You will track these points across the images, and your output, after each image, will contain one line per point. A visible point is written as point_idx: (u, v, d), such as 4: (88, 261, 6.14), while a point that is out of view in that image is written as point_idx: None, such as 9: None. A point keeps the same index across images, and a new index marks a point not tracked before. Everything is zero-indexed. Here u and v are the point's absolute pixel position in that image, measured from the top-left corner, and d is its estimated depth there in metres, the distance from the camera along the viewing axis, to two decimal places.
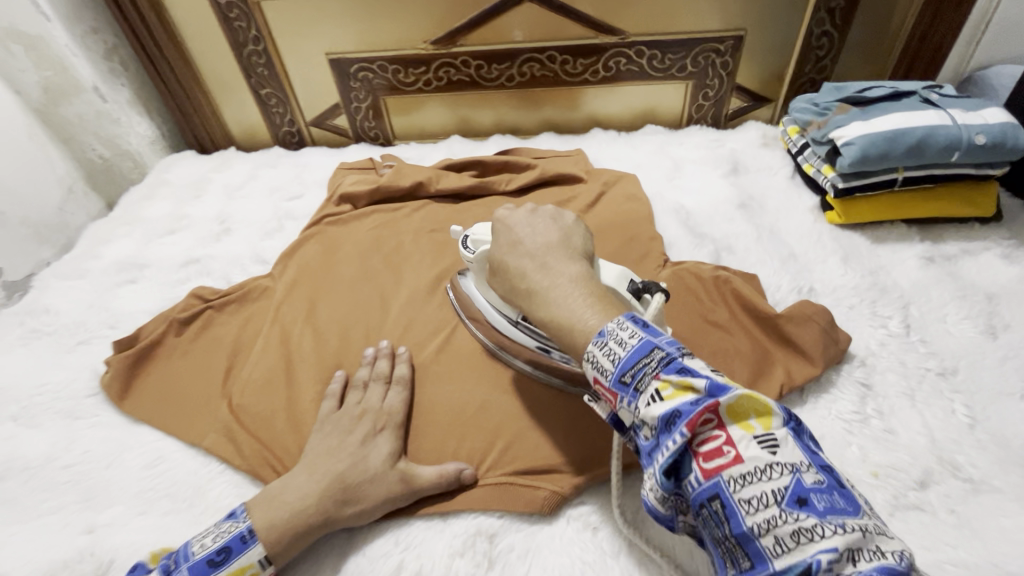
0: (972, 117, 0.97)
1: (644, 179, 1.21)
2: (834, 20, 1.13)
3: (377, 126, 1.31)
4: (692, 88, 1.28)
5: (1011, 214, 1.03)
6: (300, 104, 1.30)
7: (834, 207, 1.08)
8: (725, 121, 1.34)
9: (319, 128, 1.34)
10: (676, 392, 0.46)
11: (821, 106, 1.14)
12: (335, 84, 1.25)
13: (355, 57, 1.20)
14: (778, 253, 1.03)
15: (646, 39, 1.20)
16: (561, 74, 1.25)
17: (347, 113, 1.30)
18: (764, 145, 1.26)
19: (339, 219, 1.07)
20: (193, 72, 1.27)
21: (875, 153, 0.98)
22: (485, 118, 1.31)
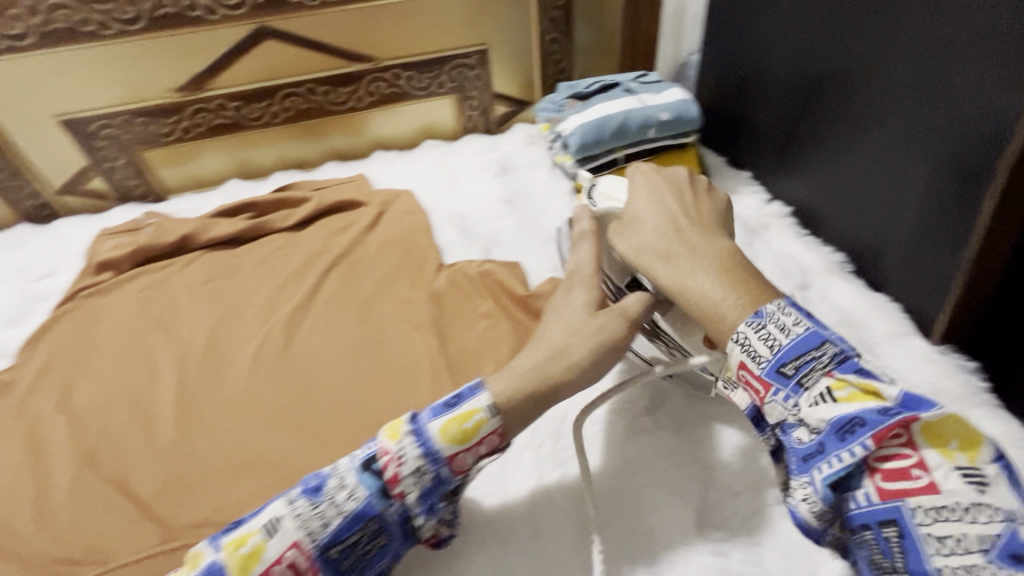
0: (660, 96, 0.94)
1: (420, 193, 1.08)
2: (559, 27, 1.16)
3: (144, 182, 1.13)
4: (458, 101, 1.20)
5: (718, 168, 1.04)
6: (38, 175, 1.07)
7: (578, 192, 0.99)
8: (497, 126, 1.27)
9: (75, 195, 1.11)
10: (445, 439, 0.53)
11: (558, 102, 1.06)
12: (80, 147, 1.06)
13: (96, 115, 1.03)
14: (537, 237, 0.94)
15: (399, 61, 1.11)
16: (328, 105, 1.13)
17: (99, 172, 1.10)
18: (529, 143, 1.20)
19: (95, 285, 0.90)
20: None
21: (589, 140, 0.91)
22: (264, 155, 1.17)
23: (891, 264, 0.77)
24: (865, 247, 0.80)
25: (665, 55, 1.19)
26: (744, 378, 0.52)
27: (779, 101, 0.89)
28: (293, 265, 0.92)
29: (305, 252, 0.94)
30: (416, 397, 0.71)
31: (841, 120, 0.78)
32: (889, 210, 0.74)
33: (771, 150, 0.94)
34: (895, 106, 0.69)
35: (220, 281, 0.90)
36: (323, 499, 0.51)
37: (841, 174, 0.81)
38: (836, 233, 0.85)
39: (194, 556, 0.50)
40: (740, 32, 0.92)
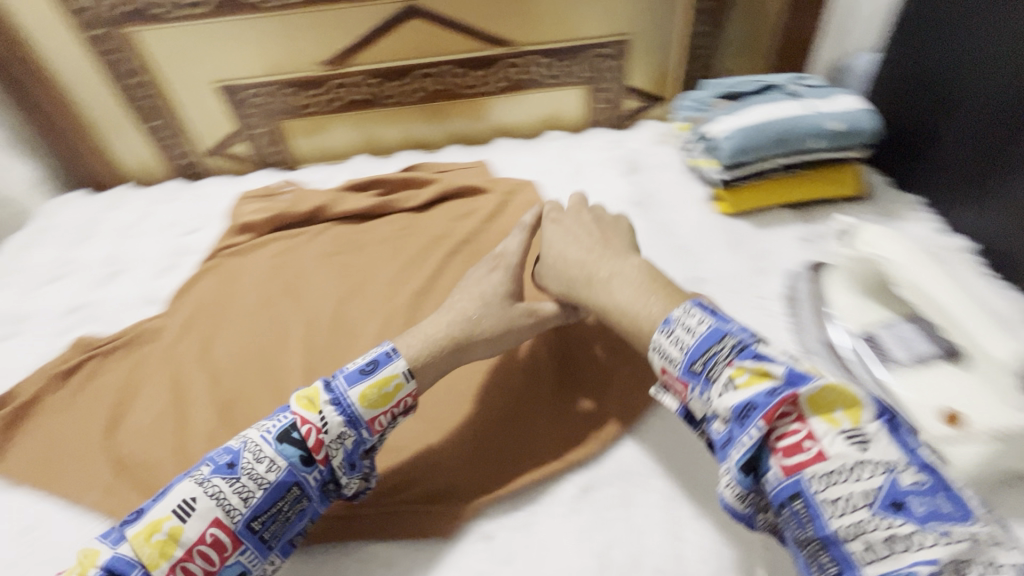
0: (828, 105, 0.85)
1: (544, 185, 1.04)
2: (710, 19, 1.07)
3: (280, 150, 1.19)
4: (589, 94, 1.16)
5: (879, 188, 0.93)
6: (195, 135, 1.15)
7: (723, 197, 0.92)
8: (625, 121, 1.21)
9: (218, 158, 1.19)
10: (749, 378, 0.47)
11: (702, 102, 0.99)
12: (229, 112, 1.12)
13: (248, 83, 1.08)
14: (669, 245, 0.88)
15: (537, 47, 1.08)
16: (460, 88, 1.12)
17: (245, 138, 1.16)
18: (659, 143, 1.13)
19: (239, 250, 0.94)
20: (75, 114, 1.11)
21: (750, 144, 0.84)
22: (393, 135, 1.19)
23: None
24: None
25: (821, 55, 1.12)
26: (671, 381, 0.52)
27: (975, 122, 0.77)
28: (414, 246, 0.92)
29: (427, 234, 0.94)
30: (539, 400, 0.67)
31: None
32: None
33: (955, 175, 0.82)
34: None
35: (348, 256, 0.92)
36: (364, 380, 0.57)
37: None
38: None
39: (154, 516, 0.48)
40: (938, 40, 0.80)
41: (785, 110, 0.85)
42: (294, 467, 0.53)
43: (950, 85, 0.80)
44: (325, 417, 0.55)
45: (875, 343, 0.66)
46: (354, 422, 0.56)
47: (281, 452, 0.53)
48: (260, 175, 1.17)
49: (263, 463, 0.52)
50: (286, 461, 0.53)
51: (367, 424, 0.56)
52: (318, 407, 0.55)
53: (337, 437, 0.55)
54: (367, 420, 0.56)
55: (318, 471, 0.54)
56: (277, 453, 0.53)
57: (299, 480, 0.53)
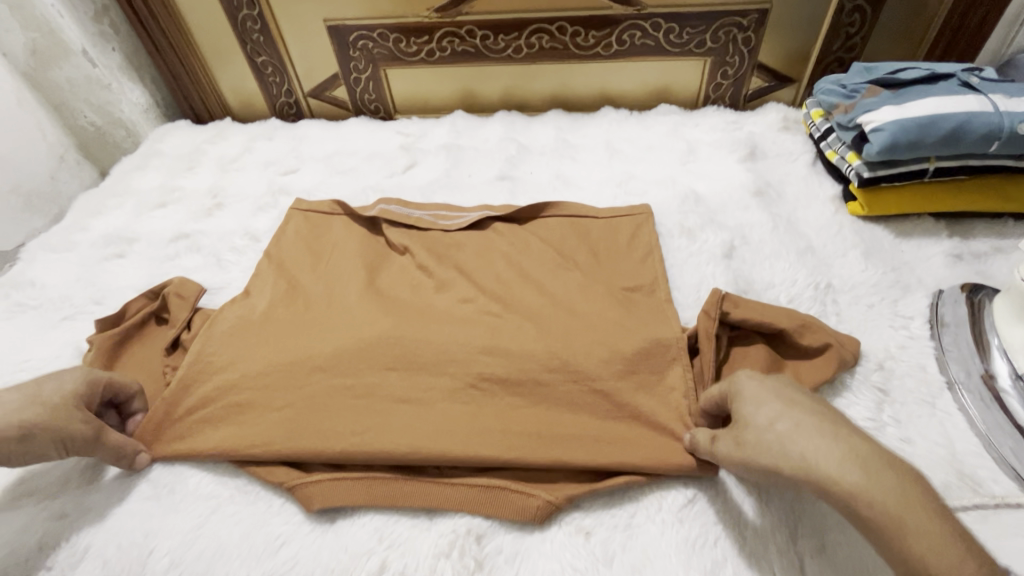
0: (1014, 104, 0.72)
1: (654, 163, 0.97)
2: None
3: (378, 98, 1.16)
4: (710, 66, 1.06)
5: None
6: (298, 73, 1.14)
7: (856, 197, 0.83)
8: (744, 103, 1.12)
9: (318, 100, 1.18)
10: None
11: (849, 87, 0.87)
12: (334, 53, 1.10)
13: (356, 25, 1.05)
14: (794, 244, 0.80)
15: (665, 10, 0.98)
16: (572, 48, 1.05)
17: (345, 83, 1.14)
18: (783, 128, 1.02)
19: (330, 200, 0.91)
20: (186, 42, 1.11)
21: (906, 141, 0.72)
22: (492, 92, 1.14)
23: None
24: None
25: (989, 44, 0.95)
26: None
27: None
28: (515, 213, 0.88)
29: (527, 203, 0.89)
30: (645, 393, 0.62)
31: None
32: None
33: None
34: None
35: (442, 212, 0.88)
36: None
37: None
38: None
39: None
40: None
41: (962, 105, 0.72)
42: None
43: None
44: None
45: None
46: None
47: None
48: (357, 122, 1.15)
49: None
50: None
51: None
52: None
53: None
54: None
55: None
56: None
57: None
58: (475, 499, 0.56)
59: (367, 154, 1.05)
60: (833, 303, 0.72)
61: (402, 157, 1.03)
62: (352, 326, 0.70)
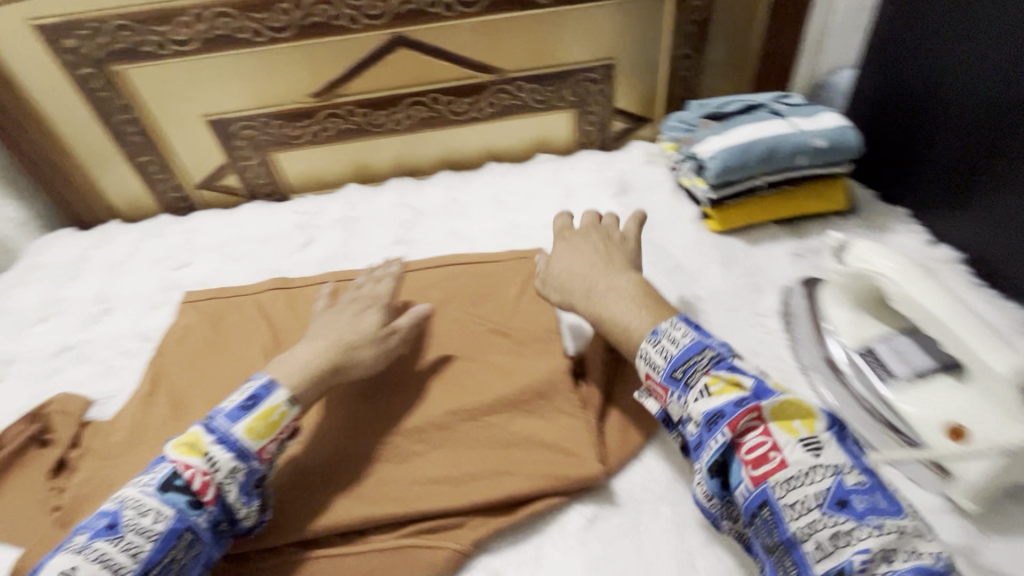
0: (810, 123, 0.86)
1: (537, 208, 1.05)
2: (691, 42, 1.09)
3: (270, 181, 1.18)
4: (577, 116, 1.17)
5: (867, 203, 0.94)
6: (185, 168, 1.15)
7: (710, 215, 0.93)
8: (613, 144, 1.23)
9: (209, 190, 1.19)
10: (722, 388, 0.52)
11: (688, 123, 1.00)
12: (219, 145, 1.12)
13: (237, 116, 1.08)
14: (664, 265, 0.89)
15: (524, 73, 1.09)
16: (448, 115, 1.13)
17: (234, 171, 1.16)
18: (648, 162, 1.14)
19: (226, 292, 0.92)
20: (60, 151, 1.10)
21: (733, 165, 0.84)
22: (383, 161, 1.19)
23: None
24: None
25: (803, 70, 1.17)
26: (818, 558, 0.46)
27: (957, 139, 0.80)
28: (410, 275, 0.92)
29: (421, 263, 0.93)
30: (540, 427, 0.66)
31: None
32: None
33: (943, 184, 0.84)
34: None
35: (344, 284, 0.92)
36: (246, 415, 0.57)
37: None
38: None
39: (194, 431, 0.56)
40: (912, 52, 0.83)
41: (772, 129, 0.85)
42: (181, 512, 0.51)
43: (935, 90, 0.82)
44: (212, 456, 0.54)
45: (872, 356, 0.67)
46: (241, 455, 0.55)
47: (164, 501, 0.51)
48: (251, 207, 1.16)
49: (148, 515, 0.50)
50: (173, 508, 0.51)
51: (256, 454, 0.56)
52: (201, 450, 0.54)
53: (227, 472, 0.54)
54: (255, 450, 0.56)
55: (206, 513, 0.53)
56: (161, 503, 0.51)
57: (188, 524, 0.51)
58: (384, 562, 0.57)
59: (263, 238, 1.06)
60: (701, 313, 0.80)
61: (299, 237, 1.05)
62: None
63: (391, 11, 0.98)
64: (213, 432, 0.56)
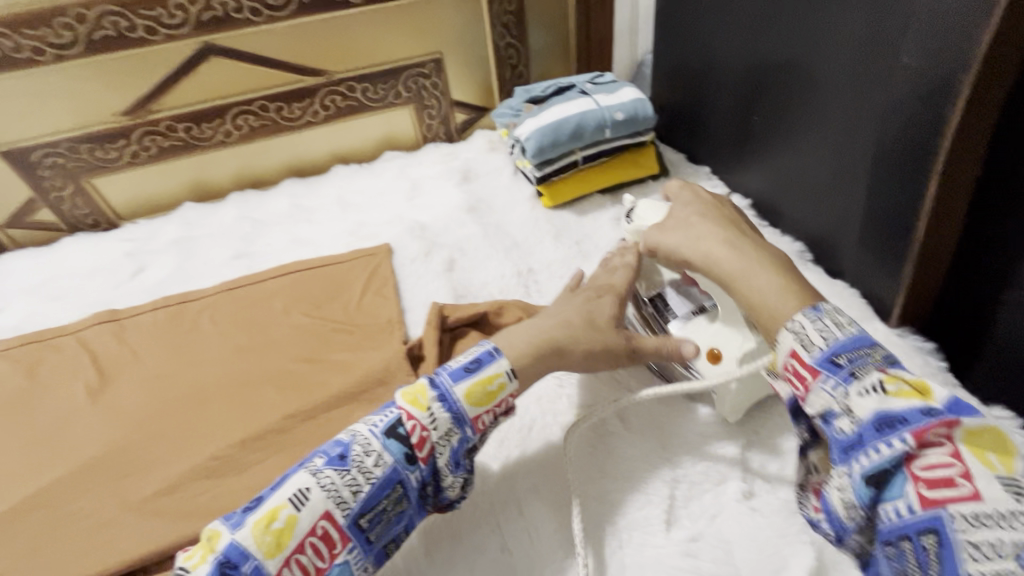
0: (611, 98, 0.94)
1: (384, 205, 1.07)
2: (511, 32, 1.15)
3: (92, 210, 1.09)
4: (416, 111, 1.19)
5: (676, 165, 1.07)
6: None
7: (542, 193, 1.00)
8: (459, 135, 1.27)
9: (19, 228, 1.07)
10: (904, 389, 0.39)
11: (515, 107, 1.06)
12: (20, 178, 1.02)
13: (35, 144, 0.99)
14: (502, 244, 0.94)
15: (353, 73, 1.09)
16: (282, 121, 1.11)
17: (46, 204, 1.06)
18: (490, 150, 1.19)
19: (43, 335, 0.85)
20: None
21: (547, 144, 0.90)
22: (220, 176, 1.14)
23: (845, 252, 0.80)
24: (822, 233, 0.83)
25: (621, 56, 1.23)
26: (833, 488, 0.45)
27: (730, 102, 0.92)
28: (252, 288, 0.90)
29: (263, 275, 0.91)
30: None
31: (793, 107, 0.80)
32: (853, 194, 0.75)
33: (728, 146, 0.96)
34: (823, 105, 0.75)
35: (178, 307, 0.88)
36: (468, 377, 0.55)
37: (794, 166, 0.83)
38: (797, 223, 0.87)
39: (420, 382, 0.55)
40: (689, 29, 0.95)
41: (578, 107, 0.93)
42: (398, 464, 0.51)
43: (704, 65, 0.94)
44: (435, 414, 0.53)
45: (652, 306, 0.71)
46: (458, 420, 0.53)
47: (387, 446, 0.51)
48: (72, 240, 1.07)
49: (371, 456, 0.50)
50: (391, 457, 0.51)
51: (471, 422, 0.54)
52: (427, 403, 0.53)
53: (445, 434, 0.53)
54: (473, 418, 0.54)
55: (419, 470, 0.52)
56: (384, 448, 0.51)
57: (401, 478, 0.51)
58: None
59: (88, 271, 0.99)
60: (534, 284, 0.86)
61: (129, 265, 0.99)
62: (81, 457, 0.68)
63: (194, 19, 0.95)
64: (439, 386, 0.54)
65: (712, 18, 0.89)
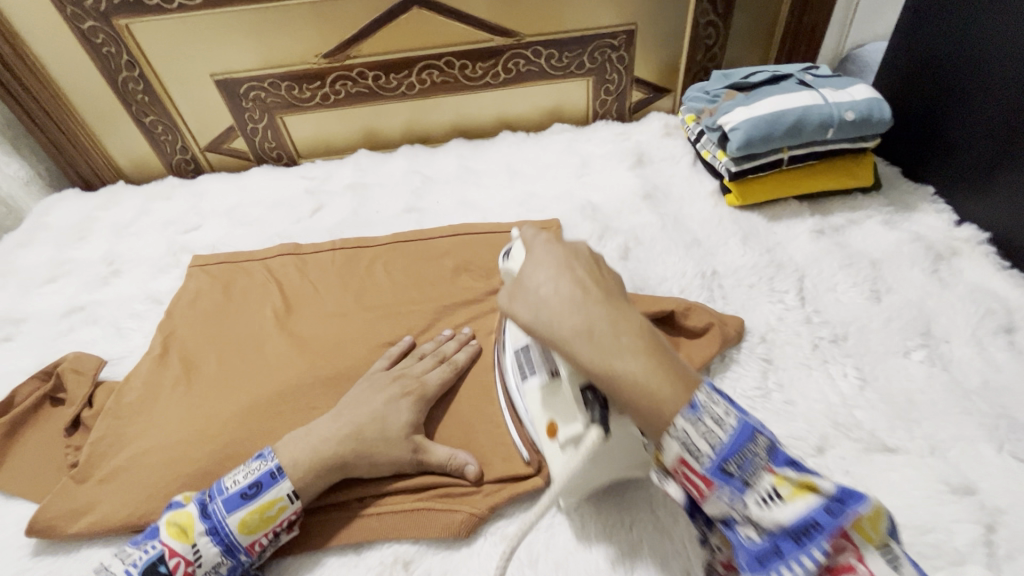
0: (839, 94, 0.83)
1: (551, 179, 1.03)
2: (717, 9, 1.06)
3: (278, 145, 1.16)
4: (593, 85, 1.14)
5: (890, 180, 0.92)
6: (190, 129, 1.12)
7: (730, 190, 0.91)
8: (630, 116, 1.20)
9: (216, 153, 1.16)
10: (794, 492, 0.38)
11: (712, 93, 0.97)
12: (227, 107, 1.09)
13: (245, 76, 1.05)
14: (682, 239, 0.87)
15: (543, 38, 1.06)
16: (463, 80, 1.10)
17: (242, 134, 1.13)
18: (666, 135, 1.10)
19: (234, 256, 0.91)
20: (65, 107, 1.07)
21: (758, 137, 0.82)
22: (394, 128, 1.17)
23: None
24: None
25: (829, 44, 1.13)
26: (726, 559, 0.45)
27: (983, 114, 0.78)
28: (424, 244, 0.90)
29: (434, 232, 0.91)
30: None
31: None
32: None
33: (964, 166, 0.83)
34: None
35: (353, 250, 0.90)
36: (245, 505, 0.53)
37: None
38: None
39: (190, 511, 0.53)
40: (944, 23, 0.81)
41: (799, 101, 0.83)
42: None
43: (957, 68, 0.80)
44: (200, 550, 0.51)
45: (525, 354, 0.59)
46: (229, 552, 0.52)
47: None
48: (259, 171, 1.13)
49: None
50: None
51: (246, 550, 0.52)
52: (191, 537, 0.51)
53: (210, 570, 0.51)
54: (246, 547, 0.52)
55: None
56: None
57: None
58: (401, 522, 0.57)
59: (272, 203, 1.04)
60: (719, 289, 0.78)
61: (308, 202, 1.03)
62: (270, 377, 0.72)
63: None
64: (209, 518, 0.52)
65: (990, 13, 0.74)
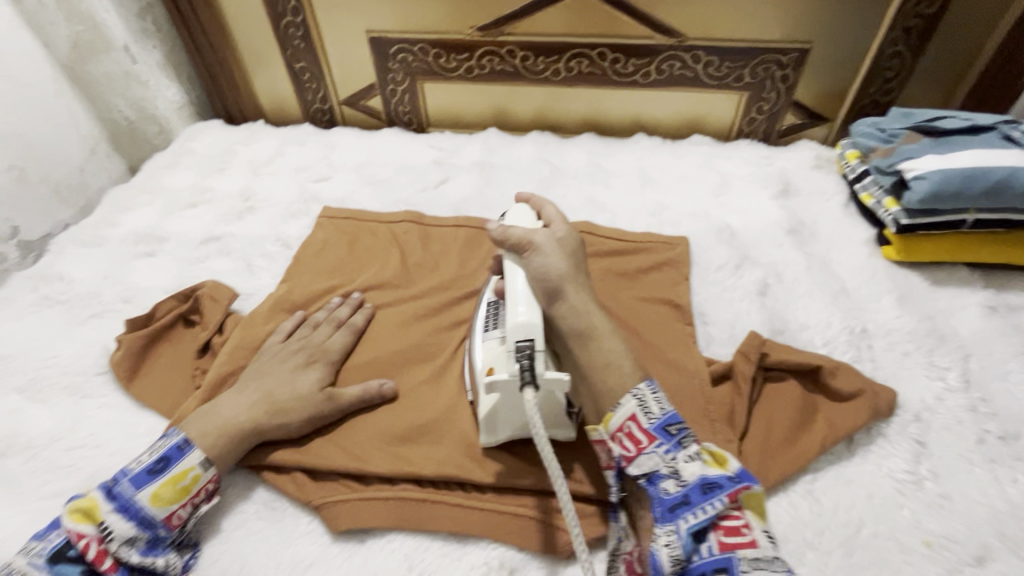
0: None
1: (686, 193, 0.97)
2: (908, 39, 0.95)
3: (411, 110, 1.16)
4: (746, 101, 1.06)
5: None
6: (334, 81, 1.14)
7: (891, 241, 0.82)
8: (776, 138, 1.12)
9: (352, 108, 1.18)
10: (713, 460, 0.50)
11: (887, 132, 0.86)
12: (373, 64, 1.10)
13: (397, 37, 1.06)
14: (829, 285, 0.80)
15: (707, 43, 0.99)
16: (610, 75, 1.06)
17: (380, 94, 1.14)
18: (816, 166, 1.01)
19: (361, 214, 0.91)
20: (227, 42, 1.12)
21: (949, 191, 0.74)
22: (525, 111, 1.14)
23: None
24: None
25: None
26: (627, 431, 0.51)
27: None
28: None
29: None
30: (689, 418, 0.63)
31: None
32: None
33: None
34: None
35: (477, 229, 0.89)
36: (153, 480, 0.53)
37: None
38: None
39: (94, 495, 0.52)
40: None
41: (1005, 161, 0.74)
42: None
43: None
44: (109, 526, 0.51)
45: (495, 307, 0.64)
46: (144, 523, 0.52)
47: (54, 574, 0.48)
48: (388, 132, 1.14)
49: None
50: None
51: (163, 521, 0.53)
52: (97, 516, 0.51)
53: (125, 541, 0.51)
54: (162, 517, 0.53)
55: None
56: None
57: None
58: (509, 525, 0.56)
59: (399, 167, 1.05)
60: (867, 350, 0.71)
61: (435, 173, 1.03)
62: (394, 341, 0.72)
63: None
64: (115, 497, 0.52)
65: None
